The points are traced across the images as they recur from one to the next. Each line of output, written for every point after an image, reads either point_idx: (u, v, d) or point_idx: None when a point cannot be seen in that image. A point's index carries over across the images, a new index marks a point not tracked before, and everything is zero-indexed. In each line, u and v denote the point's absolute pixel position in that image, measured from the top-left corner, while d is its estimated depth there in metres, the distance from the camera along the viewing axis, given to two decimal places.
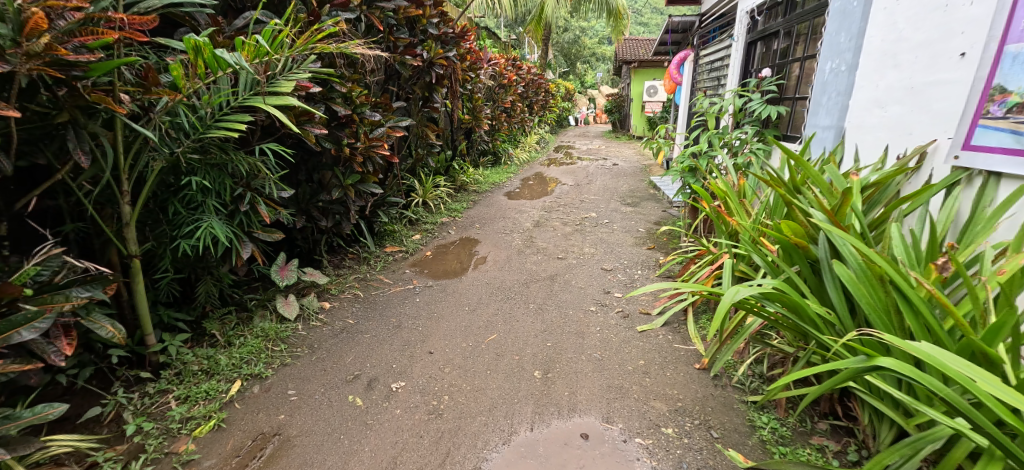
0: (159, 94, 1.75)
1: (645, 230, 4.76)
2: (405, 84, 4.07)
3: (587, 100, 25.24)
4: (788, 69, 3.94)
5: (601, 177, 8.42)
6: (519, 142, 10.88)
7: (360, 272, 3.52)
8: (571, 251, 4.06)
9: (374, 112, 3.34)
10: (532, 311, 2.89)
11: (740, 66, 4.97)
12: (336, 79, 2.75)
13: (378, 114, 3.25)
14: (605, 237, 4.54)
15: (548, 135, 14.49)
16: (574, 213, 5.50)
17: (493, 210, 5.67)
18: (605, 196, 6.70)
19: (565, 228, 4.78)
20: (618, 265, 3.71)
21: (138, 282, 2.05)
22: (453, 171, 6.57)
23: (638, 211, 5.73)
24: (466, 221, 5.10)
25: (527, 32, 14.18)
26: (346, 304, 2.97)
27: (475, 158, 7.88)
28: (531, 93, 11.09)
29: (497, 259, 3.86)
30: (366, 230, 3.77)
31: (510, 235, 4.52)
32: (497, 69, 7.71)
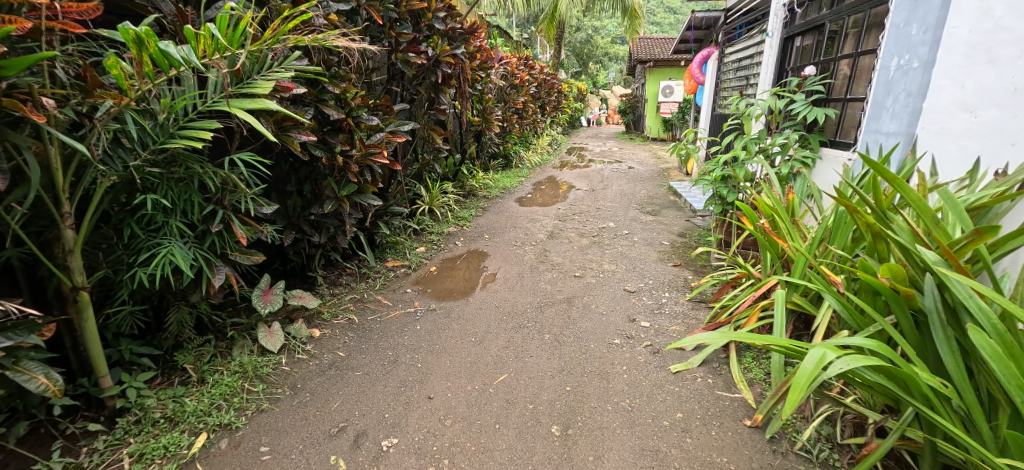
0: (100, 98, 1.44)
1: (669, 244, 4.38)
2: (409, 84, 3.74)
3: (599, 100, 24.81)
4: (835, 67, 3.55)
5: (617, 182, 8.03)
6: (531, 144, 10.53)
7: (359, 291, 3.19)
8: (590, 268, 3.69)
9: (373, 115, 3.01)
10: (547, 343, 2.54)
11: (774, 64, 4.61)
12: (327, 78, 2.46)
13: (377, 118, 2.91)
14: (626, 251, 4.17)
15: (560, 137, 14.13)
16: (591, 222, 5.12)
17: (504, 218, 5.32)
18: (623, 202, 6.32)
19: (582, 240, 4.41)
20: (642, 285, 3.34)
21: (86, 319, 1.75)
22: (461, 176, 6.25)
23: (659, 220, 5.34)
24: (475, 231, 4.76)
25: (539, 32, 13.82)
26: (338, 331, 2.64)
27: (484, 161, 7.54)
28: (543, 94, 10.73)
29: (508, 276, 3.51)
30: (365, 244, 3.45)
31: (523, 248, 4.16)
32: (508, 69, 7.38)
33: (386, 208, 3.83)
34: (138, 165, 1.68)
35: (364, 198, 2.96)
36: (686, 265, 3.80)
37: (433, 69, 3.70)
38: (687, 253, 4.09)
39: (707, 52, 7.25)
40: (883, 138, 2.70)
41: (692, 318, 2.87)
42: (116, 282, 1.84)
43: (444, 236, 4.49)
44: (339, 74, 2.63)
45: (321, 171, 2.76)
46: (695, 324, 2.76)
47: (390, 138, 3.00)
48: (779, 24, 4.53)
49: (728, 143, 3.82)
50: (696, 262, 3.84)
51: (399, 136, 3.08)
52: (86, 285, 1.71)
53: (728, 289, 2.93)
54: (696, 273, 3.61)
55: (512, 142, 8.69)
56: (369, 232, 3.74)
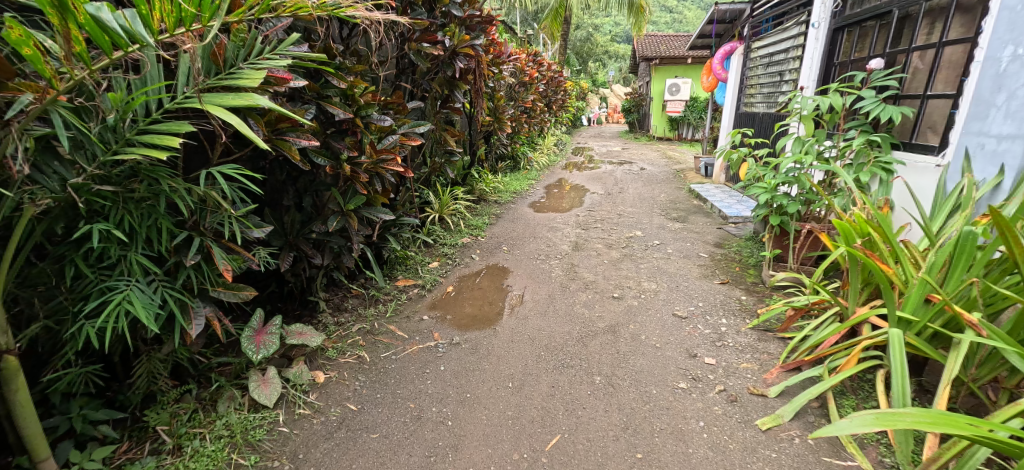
0: (16, 90, 1.04)
1: (708, 257, 3.96)
2: (422, 78, 3.30)
3: (599, 99, 24.39)
4: (908, 59, 3.19)
5: (633, 184, 7.62)
6: (538, 145, 10.11)
7: (368, 318, 2.74)
8: (628, 286, 3.27)
9: (384, 114, 2.55)
10: (600, 388, 2.11)
11: (821, 57, 4.26)
12: (332, 70, 2.01)
13: (388, 118, 2.45)
14: (663, 266, 3.75)
15: (565, 136, 13.74)
16: (616, 231, 4.70)
17: (520, 227, 4.89)
18: (645, 207, 5.90)
19: (611, 253, 3.99)
20: (694, 310, 2.92)
21: (15, 390, 1.29)
22: (471, 180, 5.82)
23: (688, 228, 4.94)
24: (492, 242, 4.32)
25: (542, 28, 13.37)
26: (346, 374, 2.19)
27: (493, 164, 7.11)
28: (550, 92, 10.31)
29: (537, 298, 3.07)
30: (373, 261, 3.01)
31: (548, 263, 3.73)
32: (518, 66, 6.93)
33: (396, 219, 3.39)
34: (80, 182, 1.24)
35: (375, 213, 2.51)
36: (735, 284, 3.38)
37: (449, 62, 3.26)
38: (731, 268, 3.67)
39: (730, 46, 6.82)
40: (987, 140, 2.32)
41: (763, 353, 2.46)
42: (60, 335, 1.40)
43: (459, 249, 4.05)
44: (344, 66, 2.19)
45: (322, 181, 2.30)
46: (770, 361, 2.34)
47: (405, 142, 2.55)
48: (826, 14, 4.18)
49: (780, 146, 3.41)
50: (746, 280, 3.42)
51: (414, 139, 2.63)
52: (14, 346, 1.26)
53: (798, 317, 2.52)
54: (749, 294, 3.19)
55: (520, 143, 8.28)
56: (377, 246, 3.29)
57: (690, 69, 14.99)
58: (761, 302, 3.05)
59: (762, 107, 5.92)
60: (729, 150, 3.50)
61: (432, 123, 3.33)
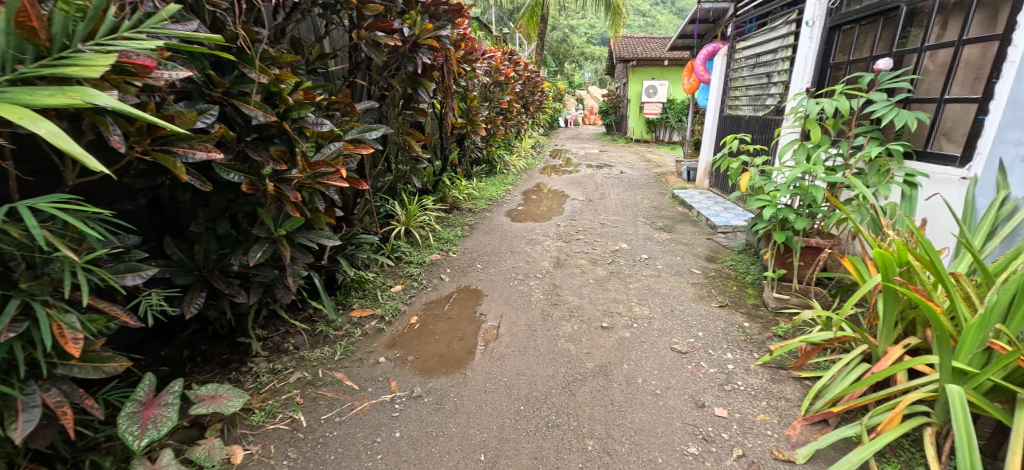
0: None
1: (701, 274, 3.62)
2: (378, 74, 2.84)
3: (576, 100, 24.18)
4: (920, 60, 2.93)
5: (614, 189, 7.31)
6: (515, 148, 9.71)
7: (311, 362, 2.26)
8: (617, 313, 2.89)
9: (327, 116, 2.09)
10: (593, 458, 1.71)
11: (817, 58, 3.99)
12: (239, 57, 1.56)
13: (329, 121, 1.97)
14: (655, 285, 3.39)
15: (542, 139, 13.42)
16: (600, 243, 4.31)
17: (496, 239, 4.46)
18: (629, 216, 5.55)
19: (597, 270, 3.61)
20: (694, 342, 2.56)
21: None
22: (443, 187, 5.37)
23: (676, 238, 4.61)
24: (464, 259, 3.88)
25: (518, 28, 12.95)
26: (272, 448, 1.72)
27: (466, 169, 6.66)
28: (527, 93, 9.91)
29: (515, 329, 2.66)
30: (319, 290, 2.54)
31: (526, 285, 3.31)
32: (493, 64, 6.50)
33: (349, 238, 2.92)
34: None
35: (318, 238, 2.05)
36: (734, 307, 3.04)
37: (410, 55, 2.79)
38: (728, 287, 3.34)
39: (713, 47, 6.52)
40: None
41: (779, 399, 2.11)
42: None
43: (427, 269, 3.60)
44: (268, 55, 1.73)
45: (244, 200, 1.83)
46: (790, 412, 2.00)
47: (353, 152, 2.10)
48: (822, 11, 3.91)
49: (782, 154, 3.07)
50: (746, 303, 3.09)
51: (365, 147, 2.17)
52: None
53: (815, 353, 2.19)
54: (752, 320, 2.85)
55: (496, 147, 7.87)
56: (326, 270, 2.82)
57: (667, 71, 14.79)
58: (766, 330, 2.71)
59: (749, 109, 5.65)
60: (727, 158, 3.13)
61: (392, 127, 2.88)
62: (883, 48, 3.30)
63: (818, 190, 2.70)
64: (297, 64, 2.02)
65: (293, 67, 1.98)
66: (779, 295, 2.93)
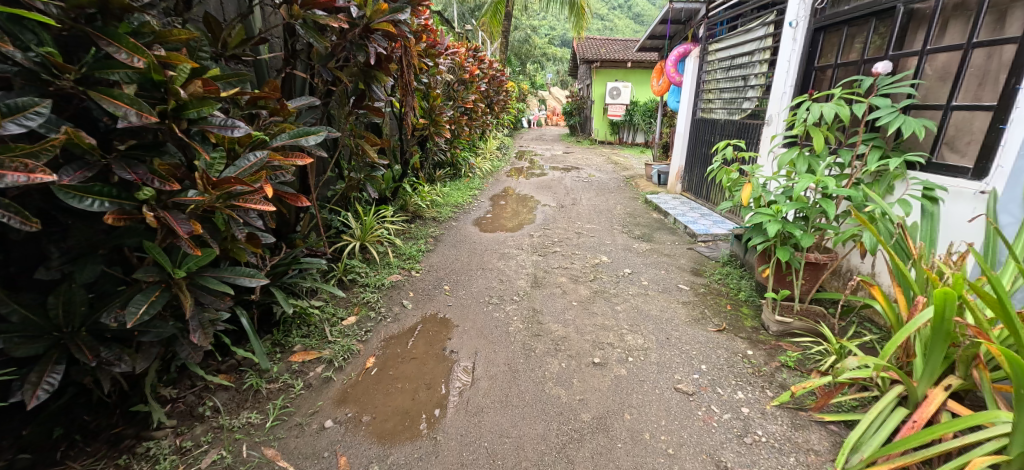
0: None
1: (690, 290, 3.33)
2: (320, 65, 2.34)
3: (538, 101, 23.98)
4: (921, 64, 2.66)
5: (585, 194, 7.00)
6: (480, 149, 9.25)
7: (233, 435, 1.80)
8: (608, 344, 2.52)
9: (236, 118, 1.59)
10: None
11: (800, 61, 3.70)
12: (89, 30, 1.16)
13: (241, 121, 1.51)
14: (644, 306, 3.05)
15: (507, 139, 13.02)
16: (578, 257, 3.96)
17: (464, 253, 4.02)
18: (604, 223, 5.23)
19: (578, 290, 3.24)
20: (700, 380, 2.23)
21: None
22: (403, 195, 4.88)
23: (657, 248, 4.34)
24: (428, 279, 3.43)
25: (481, 26, 12.44)
26: None
27: (429, 172, 6.16)
28: (492, 92, 9.46)
29: (492, 372, 2.26)
30: (250, 330, 2.12)
31: (502, 311, 2.90)
32: (457, 61, 6.01)
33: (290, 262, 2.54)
34: None
35: (235, 277, 1.63)
36: (732, 331, 2.73)
37: (361, 43, 2.32)
38: (722, 306, 3.04)
39: (684, 48, 6.31)
40: None
41: (808, 453, 1.78)
42: None
43: (386, 294, 3.12)
44: (148, 30, 1.30)
45: (126, 230, 1.40)
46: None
47: (286, 163, 1.69)
48: (805, 11, 3.64)
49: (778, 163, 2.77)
50: (742, 325, 2.79)
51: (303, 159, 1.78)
52: None
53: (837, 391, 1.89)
54: (756, 347, 2.55)
55: (461, 148, 7.39)
56: (258, 304, 2.33)
57: (630, 73, 14.70)
58: (773, 359, 2.41)
59: (722, 113, 5.40)
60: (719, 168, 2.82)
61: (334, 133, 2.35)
62: (875, 50, 3.06)
63: (827, 203, 2.39)
64: (200, 45, 1.53)
65: (193, 48, 1.50)
66: (781, 318, 2.64)
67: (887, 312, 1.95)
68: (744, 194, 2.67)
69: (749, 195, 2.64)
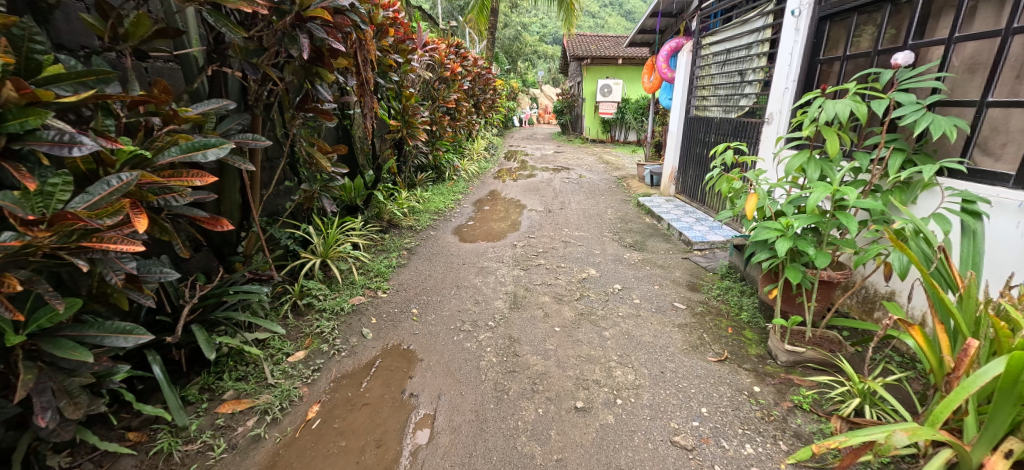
0: None
1: (687, 309, 2.99)
2: (243, 60, 1.97)
3: (529, 100, 23.59)
4: (947, 54, 2.33)
5: (574, 197, 6.66)
6: (465, 150, 8.85)
7: None
8: (593, 382, 2.18)
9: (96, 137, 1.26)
10: None
11: (804, 53, 3.37)
12: None
13: (94, 130, 1.29)
14: (636, 331, 2.70)
15: (496, 139, 12.64)
16: (564, 271, 3.61)
17: (438, 268, 3.65)
18: (593, 230, 4.88)
19: (562, 312, 2.89)
20: (701, 429, 1.89)
21: None
22: (375, 203, 4.50)
23: (650, 259, 4.00)
24: (395, 301, 3.07)
25: (467, 22, 12.00)
26: None
27: (407, 177, 5.77)
28: (477, 91, 9.08)
29: (455, 423, 1.92)
30: (165, 380, 1.82)
31: (474, 341, 2.55)
32: (435, 57, 5.61)
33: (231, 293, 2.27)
34: None
35: (103, 336, 1.36)
36: (735, 361, 2.40)
37: (295, 35, 1.97)
38: (722, 328, 2.71)
39: (675, 43, 5.99)
40: None
41: None
42: None
43: (345, 321, 2.76)
44: None
45: None
46: None
47: (175, 183, 1.40)
48: None
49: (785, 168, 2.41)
50: (746, 353, 2.46)
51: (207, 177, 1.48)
52: None
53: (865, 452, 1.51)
54: (763, 382, 2.22)
55: (444, 150, 7.00)
56: (180, 344, 2.02)
57: (621, 70, 14.31)
58: (784, 399, 2.08)
59: (718, 111, 5.06)
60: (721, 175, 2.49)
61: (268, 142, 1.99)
62: (890, 40, 2.73)
63: (847, 217, 2.03)
64: (31, 31, 1.23)
65: (18, 36, 1.20)
66: (791, 347, 2.31)
67: (925, 354, 1.62)
68: (747, 204, 2.32)
69: (754, 207, 2.28)
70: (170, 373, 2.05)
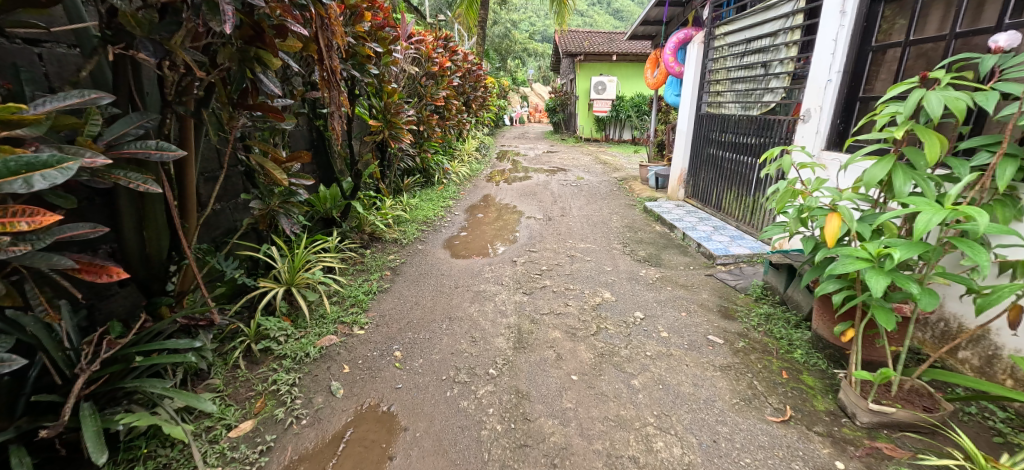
0: None
1: (726, 344, 2.49)
2: (145, 37, 1.43)
3: (520, 97, 23.04)
4: None
5: (575, 202, 6.15)
6: (455, 152, 8.27)
7: None
8: (629, 463, 1.68)
9: None
10: None
11: (851, 38, 2.88)
12: None
13: None
14: (671, 378, 2.19)
15: (487, 139, 12.08)
16: (574, 295, 3.09)
17: (427, 293, 3.12)
18: (601, 241, 4.38)
19: (578, 353, 2.37)
20: None
21: None
22: (354, 215, 3.95)
23: (670, 276, 3.50)
24: (374, 339, 2.53)
25: (456, 17, 11.37)
26: None
27: (391, 183, 5.20)
28: (468, 88, 8.50)
29: None
30: None
31: (471, 399, 2.03)
32: (421, 50, 5.06)
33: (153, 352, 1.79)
34: None
35: None
36: (802, 421, 1.90)
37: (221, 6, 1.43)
38: (775, 372, 2.21)
39: (683, 33, 5.58)
40: None
41: None
42: None
43: (309, 372, 2.22)
44: None
45: None
46: None
47: None
48: None
49: (869, 177, 1.83)
50: (813, 410, 1.96)
51: (45, 211, 1.14)
52: None
53: None
54: (844, 454, 1.73)
55: (432, 152, 6.44)
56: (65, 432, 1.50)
57: (616, 66, 13.78)
58: None
59: (735, 108, 4.57)
60: (787, 191, 2.03)
61: (179, 150, 1.43)
62: (972, 20, 2.26)
63: (973, 248, 1.54)
64: None
65: None
66: (876, 405, 1.82)
67: None
68: (829, 229, 1.76)
69: (837, 232, 1.75)
70: (65, 467, 1.53)
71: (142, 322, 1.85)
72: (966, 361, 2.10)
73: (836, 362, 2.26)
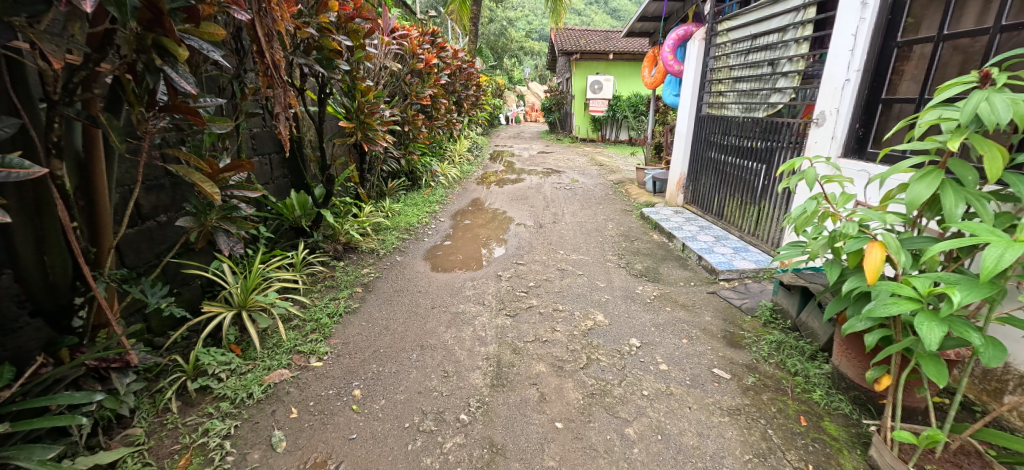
0: None
1: (735, 380, 2.18)
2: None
3: (516, 96, 22.68)
4: None
5: (569, 207, 5.83)
6: (445, 153, 7.92)
7: None
8: None
9: None
10: None
11: (874, 32, 2.59)
12: None
13: None
14: (672, 426, 1.88)
15: (480, 139, 11.73)
16: (563, 318, 2.77)
17: (399, 315, 2.79)
18: (595, 252, 4.06)
19: (564, 393, 2.05)
20: None
21: None
22: (326, 224, 3.63)
23: (669, 294, 3.19)
24: (332, 374, 2.20)
25: (447, 14, 10.99)
26: None
27: (372, 187, 4.87)
28: (459, 86, 8.14)
29: None
30: None
31: (436, 455, 1.72)
32: (404, 46, 4.73)
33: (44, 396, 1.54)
34: None
35: None
36: None
37: None
38: (793, 419, 1.91)
39: (683, 29, 5.29)
40: None
41: None
42: None
43: (249, 418, 1.90)
44: None
45: None
46: None
47: None
48: None
49: (915, 195, 1.53)
50: None
51: None
52: None
53: None
54: None
55: (419, 154, 6.10)
56: None
57: (613, 65, 13.45)
58: None
59: (737, 109, 4.28)
60: (813, 210, 1.75)
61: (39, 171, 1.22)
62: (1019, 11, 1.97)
63: None
64: None
65: None
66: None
67: None
68: (871, 262, 1.46)
69: (879, 265, 1.45)
70: None
71: (37, 366, 1.54)
72: (1016, 408, 1.80)
73: (863, 406, 1.95)
